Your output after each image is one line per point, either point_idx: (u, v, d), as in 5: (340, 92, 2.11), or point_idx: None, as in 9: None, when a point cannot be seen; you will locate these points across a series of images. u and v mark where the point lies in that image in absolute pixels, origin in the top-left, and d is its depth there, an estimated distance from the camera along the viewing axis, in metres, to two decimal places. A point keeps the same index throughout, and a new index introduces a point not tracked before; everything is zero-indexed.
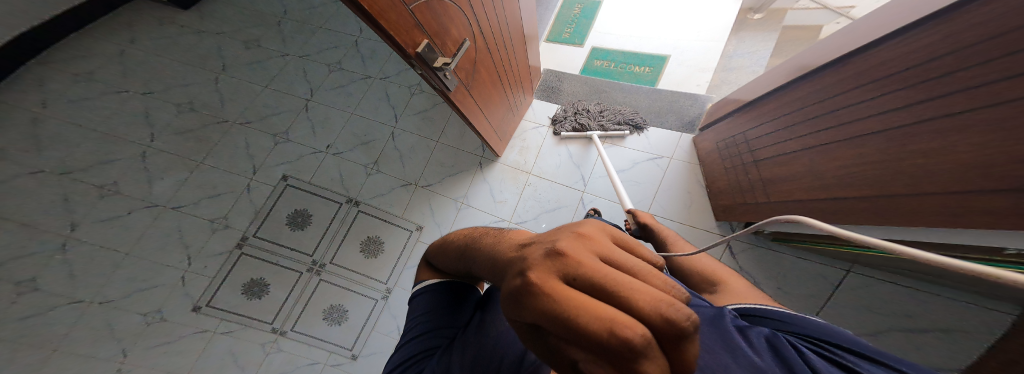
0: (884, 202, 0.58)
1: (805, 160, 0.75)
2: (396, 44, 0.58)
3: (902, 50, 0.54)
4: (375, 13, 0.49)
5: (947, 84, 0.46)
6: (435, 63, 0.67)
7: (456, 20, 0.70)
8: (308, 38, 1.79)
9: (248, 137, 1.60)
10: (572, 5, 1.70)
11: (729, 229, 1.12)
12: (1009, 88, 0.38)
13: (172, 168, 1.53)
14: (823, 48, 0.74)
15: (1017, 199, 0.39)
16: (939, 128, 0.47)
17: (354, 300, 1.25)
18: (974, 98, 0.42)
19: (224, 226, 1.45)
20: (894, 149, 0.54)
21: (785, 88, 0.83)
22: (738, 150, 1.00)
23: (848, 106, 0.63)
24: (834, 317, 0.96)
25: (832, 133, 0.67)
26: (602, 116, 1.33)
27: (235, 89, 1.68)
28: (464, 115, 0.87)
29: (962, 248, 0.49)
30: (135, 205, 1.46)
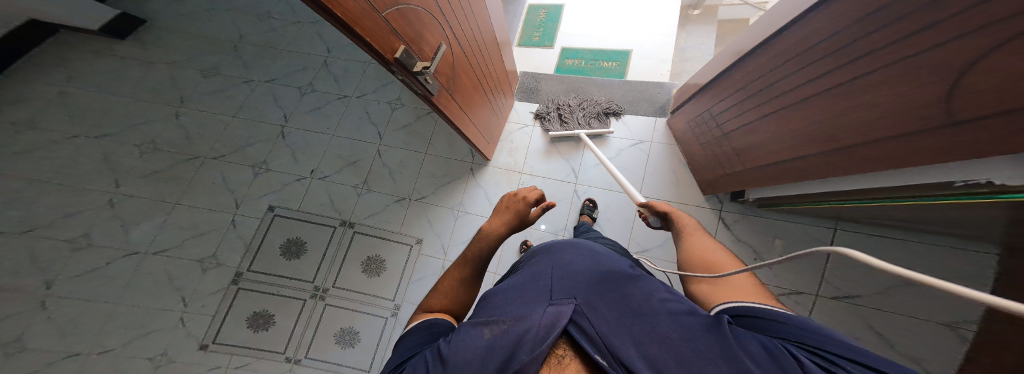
0: (831, 157, 0.64)
1: (766, 127, 0.80)
2: (374, 51, 0.55)
3: (814, 26, 0.60)
4: (350, 21, 0.47)
5: (857, 49, 0.51)
6: (415, 68, 0.65)
7: (430, 28, 0.69)
8: (272, 62, 1.70)
9: (224, 170, 1.53)
10: (537, 10, 1.70)
11: (718, 203, 1.16)
12: (901, 48, 0.43)
13: (147, 212, 1.46)
14: (756, 31, 0.81)
15: (921, 140, 0.44)
16: (858, 87, 0.52)
17: (364, 321, 1.24)
18: (877, 60, 0.48)
19: (216, 264, 1.41)
20: (830, 110, 0.59)
21: (733, 68, 0.90)
22: (708, 126, 1.05)
23: (788, 76, 0.69)
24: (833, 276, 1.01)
25: (781, 101, 0.73)
26: (581, 109, 1.35)
27: (201, 121, 1.59)
28: (449, 119, 0.86)
29: (923, 189, 0.52)
30: (114, 254, 1.39)
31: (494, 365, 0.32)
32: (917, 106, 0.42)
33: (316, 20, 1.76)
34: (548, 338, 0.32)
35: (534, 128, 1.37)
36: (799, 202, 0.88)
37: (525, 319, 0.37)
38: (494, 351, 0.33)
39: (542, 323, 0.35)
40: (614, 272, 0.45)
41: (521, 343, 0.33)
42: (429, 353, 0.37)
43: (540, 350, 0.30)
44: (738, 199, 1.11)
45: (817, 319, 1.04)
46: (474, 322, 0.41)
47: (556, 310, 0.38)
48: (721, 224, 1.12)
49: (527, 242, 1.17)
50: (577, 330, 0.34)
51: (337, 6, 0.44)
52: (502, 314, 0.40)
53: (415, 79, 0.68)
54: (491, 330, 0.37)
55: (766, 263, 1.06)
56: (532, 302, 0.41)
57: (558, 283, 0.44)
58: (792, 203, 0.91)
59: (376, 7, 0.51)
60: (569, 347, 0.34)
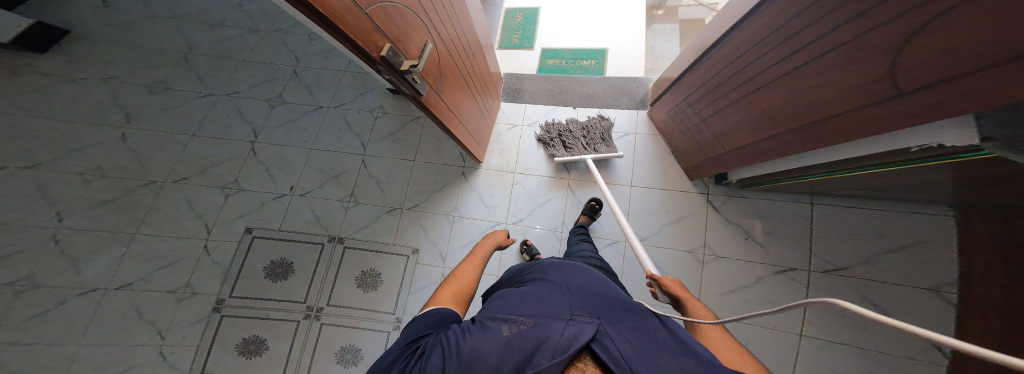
0: (800, 133, 0.68)
1: (737, 112, 0.85)
2: (359, 48, 0.52)
3: (767, 17, 0.64)
4: (331, 16, 0.44)
5: (812, 33, 0.55)
6: (402, 67, 0.62)
7: (414, 25, 0.65)
8: (233, 74, 1.57)
9: (189, 194, 1.41)
10: (514, 13, 1.68)
11: (704, 187, 1.18)
12: (852, 28, 0.48)
13: (103, 245, 1.32)
14: (713, 28, 0.88)
15: (887, 108, 0.47)
16: (818, 67, 0.56)
17: (366, 337, 1.18)
18: (834, 40, 0.51)
19: (192, 292, 1.31)
20: (794, 90, 0.64)
21: (696, 64, 0.96)
22: (685, 115, 1.09)
23: (751, 63, 0.74)
24: (825, 249, 1.02)
25: (748, 86, 0.77)
26: (586, 135, 1.25)
27: (155, 142, 1.44)
28: (438, 119, 0.83)
29: (892, 154, 0.56)
30: (68, 293, 1.25)
31: (511, 362, 0.37)
32: (872, 81, 0.47)
33: (279, 28, 1.66)
34: (570, 350, 0.36)
35: (522, 128, 1.36)
36: (775, 179, 0.94)
37: (546, 326, 0.41)
38: (510, 349, 0.39)
39: (564, 334, 0.39)
40: (630, 301, 0.49)
41: (540, 349, 0.37)
42: (452, 334, 0.44)
43: (559, 359, 0.36)
44: (722, 182, 1.14)
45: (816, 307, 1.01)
46: (494, 316, 0.46)
47: (578, 324, 0.41)
48: (710, 207, 1.14)
49: (527, 242, 1.16)
50: (600, 348, 0.38)
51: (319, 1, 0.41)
52: (521, 314, 0.45)
53: (403, 78, 0.65)
54: (510, 328, 0.42)
55: (757, 241, 1.07)
56: (552, 312, 0.44)
57: (579, 300, 0.47)
58: (770, 180, 0.96)
59: (359, 4, 0.48)
60: (591, 361, 0.38)
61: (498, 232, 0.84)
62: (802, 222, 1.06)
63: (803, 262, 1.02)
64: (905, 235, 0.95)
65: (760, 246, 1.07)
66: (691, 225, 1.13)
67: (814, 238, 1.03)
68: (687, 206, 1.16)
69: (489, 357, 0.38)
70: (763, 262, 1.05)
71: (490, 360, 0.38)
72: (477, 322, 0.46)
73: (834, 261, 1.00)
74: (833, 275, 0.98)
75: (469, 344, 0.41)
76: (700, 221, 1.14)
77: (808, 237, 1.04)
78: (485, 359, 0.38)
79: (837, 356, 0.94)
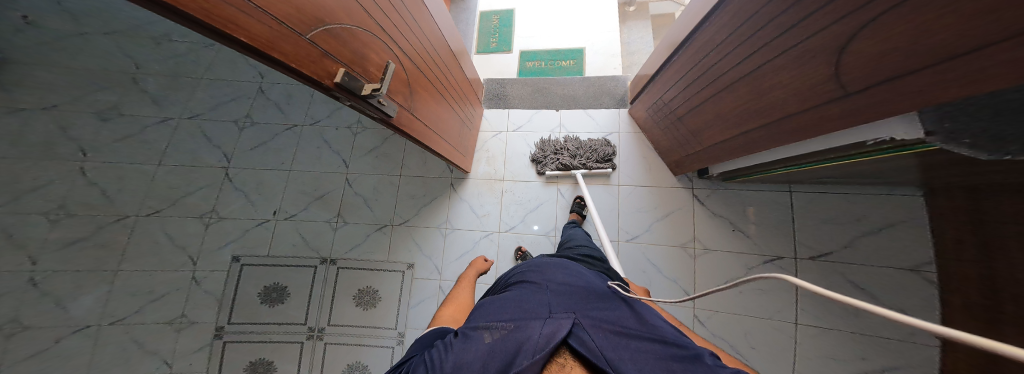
0: (768, 129, 0.68)
1: (707, 110, 0.83)
2: (303, 77, 0.43)
3: (732, 13, 0.61)
4: (259, 46, 0.35)
5: (773, 31, 0.53)
6: (362, 92, 0.52)
7: (373, 42, 0.56)
8: (192, 94, 1.46)
9: (167, 225, 1.36)
10: (489, 16, 1.59)
11: (688, 181, 1.18)
12: (803, 28, 0.47)
13: (88, 283, 1.28)
14: (684, 21, 0.83)
15: (851, 102, 0.46)
16: (781, 65, 0.55)
17: (371, 353, 1.20)
18: (796, 36, 0.49)
19: (190, 322, 1.30)
20: (761, 88, 0.62)
21: (670, 61, 0.92)
22: (661, 114, 1.06)
23: (719, 62, 0.71)
24: (812, 235, 1.04)
25: (717, 85, 0.75)
26: (582, 152, 1.23)
27: (122, 172, 1.36)
28: (413, 139, 0.74)
29: (856, 148, 0.56)
30: (62, 332, 1.23)
31: (494, 364, 0.41)
32: (819, 82, 0.49)
33: None
34: (548, 347, 0.42)
35: (507, 134, 1.32)
36: (752, 172, 0.94)
37: (524, 328, 0.46)
38: (493, 352, 0.43)
39: (543, 333, 0.44)
40: (604, 293, 0.56)
41: (521, 349, 0.42)
42: (439, 350, 0.48)
43: (538, 356, 0.40)
44: (705, 176, 1.14)
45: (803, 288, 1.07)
46: (475, 326, 0.50)
47: (555, 322, 0.47)
48: (696, 202, 1.15)
49: (522, 248, 1.17)
50: (576, 342, 0.44)
51: (238, 29, 0.32)
52: (500, 320, 0.50)
53: (367, 103, 0.55)
54: (490, 335, 0.46)
55: (745, 232, 1.09)
56: (531, 316, 0.49)
57: (557, 299, 0.53)
58: (747, 173, 0.96)
59: (296, 29, 0.40)
60: (570, 356, 0.44)
61: (477, 261, 0.99)
62: (783, 211, 1.08)
63: (789, 250, 1.05)
64: (886, 217, 0.97)
65: (749, 237, 1.09)
66: (678, 220, 1.15)
67: (797, 225, 1.05)
68: (672, 202, 1.17)
69: (472, 365, 0.41)
70: (752, 252, 1.08)
71: (476, 367, 0.41)
72: (459, 335, 0.50)
73: (819, 246, 1.03)
74: (819, 261, 1.01)
75: (453, 356, 0.44)
76: (688, 216, 1.15)
77: (792, 225, 1.06)
78: (469, 366, 0.41)
79: (823, 337, 0.99)
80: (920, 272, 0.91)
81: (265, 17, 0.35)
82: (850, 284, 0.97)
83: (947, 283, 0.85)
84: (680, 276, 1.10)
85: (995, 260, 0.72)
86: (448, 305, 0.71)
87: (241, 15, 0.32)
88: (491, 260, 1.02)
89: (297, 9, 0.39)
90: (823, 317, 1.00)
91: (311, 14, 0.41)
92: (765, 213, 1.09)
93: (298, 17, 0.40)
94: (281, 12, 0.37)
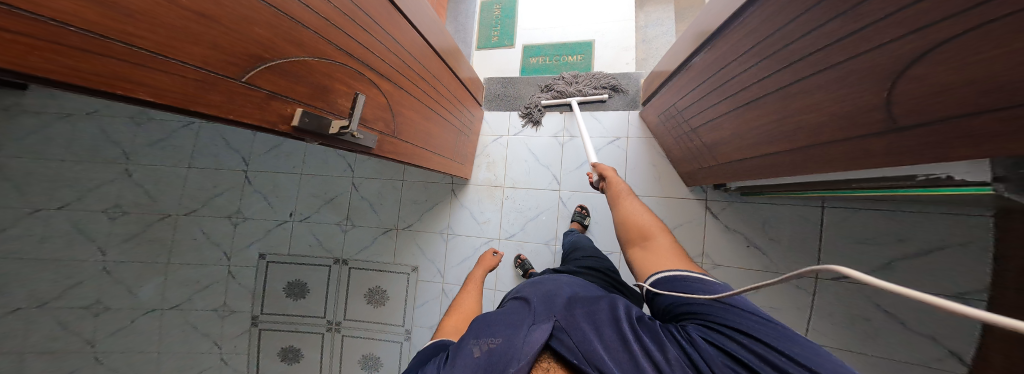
0: (793, 154, 0.58)
1: (730, 120, 0.71)
2: (250, 125, 0.34)
3: (770, 10, 0.49)
4: (174, 104, 0.26)
5: (809, 43, 0.43)
6: (329, 130, 0.44)
7: (344, 68, 0.47)
8: None
9: (203, 224, 1.49)
10: (491, 6, 1.55)
11: (702, 192, 1.11)
12: (850, 44, 0.37)
13: (145, 274, 1.45)
14: (714, 9, 0.68)
15: (890, 141, 0.37)
16: (815, 85, 0.45)
17: (382, 347, 1.30)
18: (836, 52, 0.39)
19: (230, 310, 1.47)
20: (787, 108, 0.52)
21: (695, 55, 0.78)
22: (678, 119, 0.95)
23: (747, 68, 0.59)
24: (838, 255, 0.95)
25: (743, 95, 0.63)
26: (579, 81, 1.28)
27: (157, 175, 1.47)
28: (399, 161, 0.69)
29: (900, 182, 0.47)
30: (132, 314, 1.43)
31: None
32: (864, 109, 0.39)
33: None
34: (533, 352, 0.41)
35: (507, 139, 1.29)
36: (780, 191, 0.84)
37: (511, 338, 0.44)
38: (482, 367, 0.41)
39: (528, 343, 0.42)
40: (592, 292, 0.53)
41: (508, 360, 0.41)
42: (429, 367, 0.45)
43: (523, 364, 0.40)
44: (721, 189, 1.07)
45: (819, 306, 1.00)
46: (464, 338, 0.47)
47: (540, 328, 0.45)
48: (708, 214, 1.09)
49: (521, 257, 1.16)
50: (558, 344, 0.43)
51: (136, 87, 0.23)
52: (489, 330, 0.47)
53: (337, 139, 0.48)
54: (479, 348, 0.44)
55: (760, 248, 1.04)
56: (520, 325, 0.47)
57: (545, 304, 0.50)
58: (773, 191, 0.87)
59: (223, 73, 0.29)
60: (553, 360, 0.43)
61: (485, 255, 0.94)
62: (811, 227, 1.00)
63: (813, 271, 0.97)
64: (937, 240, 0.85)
65: (763, 253, 1.03)
66: (686, 234, 1.10)
67: (824, 244, 0.98)
68: (683, 215, 1.12)
69: None
70: (767, 271, 1.02)
71: None
72: (450, 352, 0.46)
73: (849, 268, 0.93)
74: None
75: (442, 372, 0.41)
76: (698, 228, 1.10)
77: (818, 243, 0.98)
78: None
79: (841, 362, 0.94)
80: (965, 300, 0.79)
81: (171, 66, 0.25)
82: None
83: None
84: None
85: None
86: (453, 313, 0.63)
87: (133, 67, 0.23)
88: (500, 253, 0.99)
89: (221, 48, 0.29)
90: (839, 339, 0.96)
91: (243, 49, 0.31)
92: (785, 228, 1.02)
93: (226, 58, 0.29)
94: (197, 55, 0.27)
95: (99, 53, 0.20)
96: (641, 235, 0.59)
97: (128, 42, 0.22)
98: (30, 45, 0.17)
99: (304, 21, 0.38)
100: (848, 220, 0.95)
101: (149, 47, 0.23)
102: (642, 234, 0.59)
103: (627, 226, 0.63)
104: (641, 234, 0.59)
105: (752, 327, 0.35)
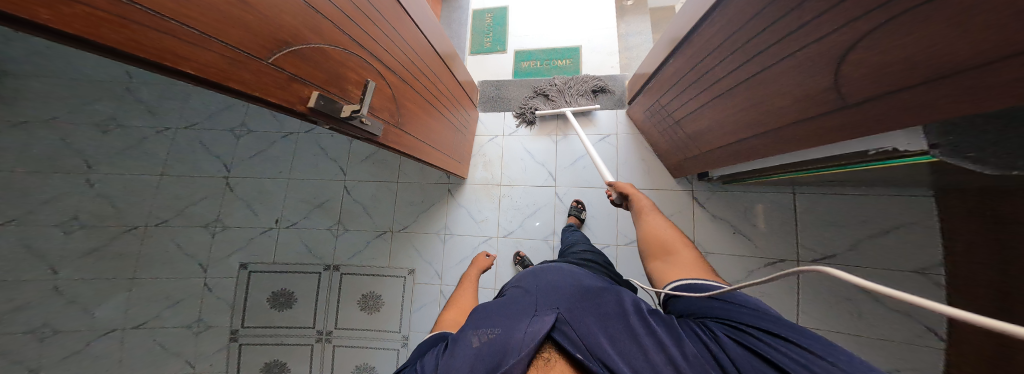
0: (764, 137, 0.64)
1: (707, 113, 0.78)
2: (272, 106, 0.35)
3: (729, 14, 0.56)
4: (213, 79, 0.27)
5: (763, 40, 0.50)
6: (341, 114, 0.44)
7: (356, 56, 0.48)
8: (186, 104, 1.45)
9: (176, 234, 1.39)
10: (483, 14, 1.60)
11: (688, 184, 1.18)
12: (796, 38, 0.43)
13: (107, 290, 1.32)
14: (682, 18, 0.76)
15: (842, 117, 0.44)
16: (772, 75, 0.52)
17: (377, 355, 1.24)
18: (784, 47, 0.46)
19: (207, 325, 1.36)
20: (753, 97, 0.59)
21: (671, 58, 0.86)
22: (662, 116, 1.02)
23: (716, 65, 0.66)
24: (811, 238, 1.04)
25: (715, 89, 0.71)
26: (570, 88, 1.31)
27: (123, 183, 1.36)
28: (404, 153, 0.69)
29: (856, 158, 0.54)
30: (88, 336, 1.29)
31: (485, 367, 0.41)
32: (818, 91, 0.44)
33: None
34: (533, 342, 0.42)
35: (503, 138, 1.33)
36: (754, 176, 0.91)
37: (510, 329, 0.46)
38: (482, 355, 0.43)
39: (528, 334, 0.44)
40: (592, 284, 0.55)
41: (509, 349, 0.42)
42: (432, 357, 0.46)
43: (524, 353, 0.40)
44: (705, 179, 1.14)
45: (805, 289, 1.06)
46: (465, 330, 0.49)
47: (541, 320, 0.46)
48: (696, 204, 1.16)
49: (520, 253, 1.17)
50: (560, 337, 0.44)
51: (180, 61, 0.24)
52: (490, 322, 0.49)
53: (347, 124, 0.47)
54: (479, 338, 0.46)
55: (746, 234, 1.10)
56: (520, 316, 0.49)
57: (546, 297, 0.52)
58: (749, 177, 0.94)
59: (254, 54, 0.30)
60: (554, 350, 0.44)
61: (480, 258, 0.97)
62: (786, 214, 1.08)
63: (790, 253, 1.05)
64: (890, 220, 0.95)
65: (749, 239, 1.10)
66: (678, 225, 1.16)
67: (799, 228, 1.06)
68: (673, 206, 1.18)
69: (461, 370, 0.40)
70: (754, 254, 1.09)
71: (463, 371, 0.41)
72: (451, 341, 0.48)
73: (821, 249, 1.02)
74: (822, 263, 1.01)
75: (445, 363, 0.42)
76: (688, 218, 1.16)
77: (795, 227, 1.06)
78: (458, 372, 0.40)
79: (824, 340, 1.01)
80: (926, 275, 0.89)
81: (213, 45, 0.26)
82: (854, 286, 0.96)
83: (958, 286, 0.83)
84: None
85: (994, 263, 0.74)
86: (452, 307, 0.65)
87: (179, 43, 0.24)
88: (491, 255, 1.03)
89: (254, 31, 0.30)
90: (824, 319, 1.02)
91: (272, 34, 0.32)
92: (764, 214, 1.10)
93: (258, 40, 0.31)
94: (234, 37, 0.28)
95: (155, 28, 0.22)
96: (665, 250, 0.56)
97: (176, 19, 0.23)
98: (104, 17, 0.19)
99: (325, 11, 0.40)
100: (815, 206, 1.05)
101: (195, 25, 0.24)
102: (665, 250, 0.56)
103: (648, 240, 0.60)
104: (665, 250, 0.56)
105: (777, 328, 0.35)
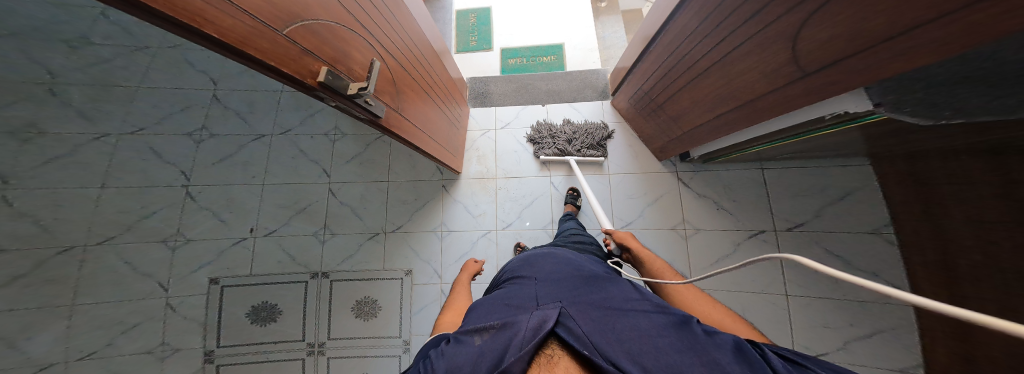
0: (736, 114, 0.70)
1: (683, 98, 0.85)
2: (282, 77, 0.34)
3: (695, 7, 0.63)
4: (231, 43, 0.26)
5: (727, 28, 0.57)
6: (347, 91, 0.41)
7: (360, 35, 0.47)
8: (128, 102, 1.24)
9: (123, 251, 1.19)
10: (466, 14, 1.57)
11: (672, 165, 1.26)
12: (758, 21, 0.50)
13: (31, 329, 1.08)
14: (654, 16, 0.84)
15: (797, 88, 0.51)
16: (739, 57, 0.59)
17: (377, 363, 1.18)
18: (746, 33, 0.54)
19: (173, 352, 1.19)
20: (727, 78, 0.65)
21: (646, 52, 0.93)
22: (643, 105, 1.09)
23: (688, 53, 0.73)
24: (784, 211, 1.14)
25: (689, 76, 0.77)
26: (578, 137, 1.26)
27: (42, 195, 1.11)
28: (405, 140, 0.65)
29: (808, 126, 0.60)
30: None
31: (484, 365, 0.36)
32: (780, 66, 0.51)
33: (176, 44, 1.33)
34: (536, 335, 0.38)
35: (495, 131, 1.31)
36: (728, 152, 0.98)
37: (513, 322, 0.42)
38: (484, 351, 0.38)
39: (531, 325, 0.40)
40: (593, 276, 0.53)
41: (509, 345, 0.37)
42: (427, 361, 0.41)
43: (524, 349, 0.36)
44: (687, 160, 1.22)
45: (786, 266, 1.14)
46: (467, 329, 0.45)
47: (544, 313, 0.43)
48: (681, 184, 1.23)
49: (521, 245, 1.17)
50: (565, 331, 0.39)
51: (205, 22, 0.24)
52: (493, 319, 0.45)
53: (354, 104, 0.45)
54: (482, 336, 0.42)
55: (728, 210, 1.19)
56: (523, 310, 0.45)
57: (549, 289, 0.50)
58: (725, 154, 1.01)
59: (270, 23, 0.30)
60: (558, 346, 0.39)
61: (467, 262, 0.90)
62: (760, 188, 1.18)
63: (768, 225, 1.14)
64: (843, 188, 1.09)
65: (731, 213, 1.18)
66: (668, 204, 1.22)
67: (773, 202, 1.15)
68: (660, 187, 1.24)
69: (464, 367, 0.36)
70: (738, 228, 1.17)
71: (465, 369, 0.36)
72: (452, 341, 0.44)
73: (794, 220, 1.13)
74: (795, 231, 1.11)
75: (444, 362, 0.38)
76: (674, 197, 1.23)
77: (767, 202, 1.16)
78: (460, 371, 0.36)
79: (811, 306, 1.08)
80: (882, 234, 1.03)
81: (235, 10, 0.26)
82: (824, 251, 1.07)
83: (907, 240, 0.97)
84: (676, 258, 1.17)
85: (941, 220, 0.85)
86: (449, 310, 0.62)
87: (207, 6, 0.24)
88: (479, 261, 0.93)
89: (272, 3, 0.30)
90: (808, 286, 1.09)
91: (287, 7, 0.33)
92: (743, 192, 1.19)
93: (273, 11, 0.31)
94: (253, 6, 0.28)
95: None
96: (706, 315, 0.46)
97: None
98: None
99: None
100: (785, 182, 1.16)
101: None
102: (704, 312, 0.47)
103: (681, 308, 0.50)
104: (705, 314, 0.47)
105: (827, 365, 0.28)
